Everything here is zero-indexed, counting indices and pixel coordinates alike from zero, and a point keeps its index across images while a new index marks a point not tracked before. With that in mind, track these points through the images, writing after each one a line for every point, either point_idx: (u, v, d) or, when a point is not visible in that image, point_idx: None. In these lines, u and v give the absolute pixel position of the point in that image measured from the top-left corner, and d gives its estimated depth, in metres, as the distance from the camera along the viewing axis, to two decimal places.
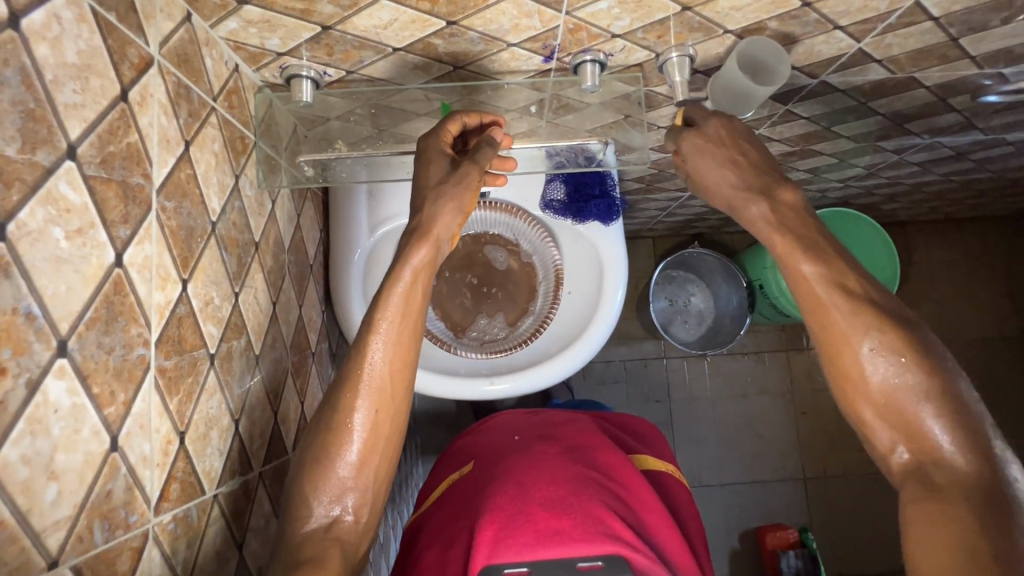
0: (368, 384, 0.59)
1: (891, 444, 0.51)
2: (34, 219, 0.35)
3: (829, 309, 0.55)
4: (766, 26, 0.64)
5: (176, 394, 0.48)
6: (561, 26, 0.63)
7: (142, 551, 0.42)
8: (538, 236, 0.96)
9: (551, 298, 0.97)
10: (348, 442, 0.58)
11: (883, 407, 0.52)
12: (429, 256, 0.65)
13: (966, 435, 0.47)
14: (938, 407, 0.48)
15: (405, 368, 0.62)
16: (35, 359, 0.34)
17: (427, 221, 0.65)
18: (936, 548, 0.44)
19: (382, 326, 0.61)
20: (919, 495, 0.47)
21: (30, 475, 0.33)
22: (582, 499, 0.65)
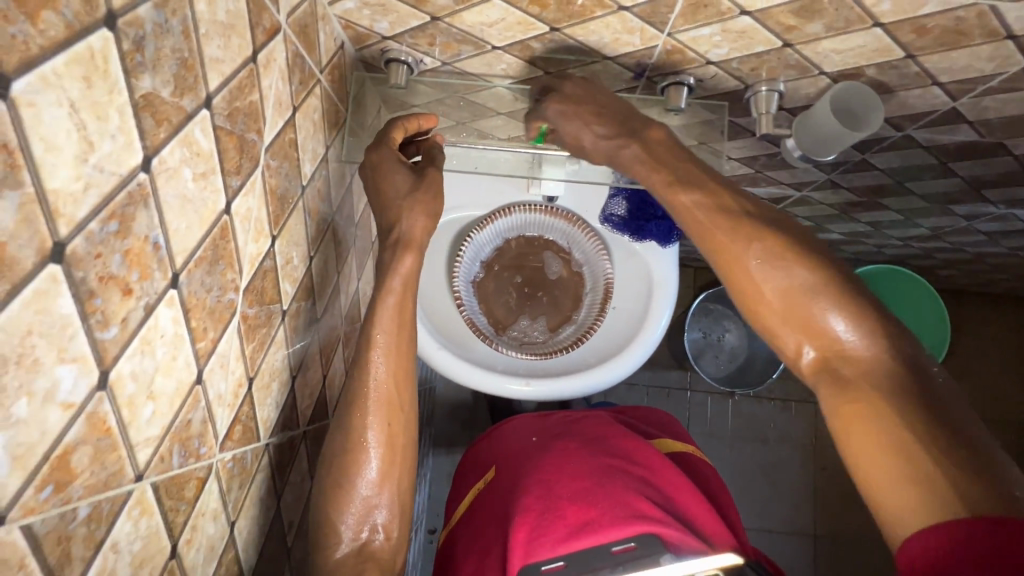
0: (376, 399, 0.61)
1: (798, 347, 0.53)
2: (172, 158, 0.37)
3: (717, 233, 0.57)
4: (864, 72, 0.64)
5: (251, 341, 0.50)
6: (660, 46, 0.64)
7: (204, 482, 0.44)
8: (593, 249, 0.96)
9: (596, 311, 0.96)
10: (366, 461, 0.60)
11: (786, 313, 0.53)
12: (416, 263, 0.66)
13: (862, 321, 0.50)
14: (832, 300, 0.51)
15: (404, 378, 0.64)
16: (154, 286, 0.36)
17: (410, 233, 0.65)
18: (870, 441, 0.47)
19: (378, 340, 0.62)
20: (839, 394, 0.49)
21: (135, 391, 0.35)
22: (608, 488, 0.66)
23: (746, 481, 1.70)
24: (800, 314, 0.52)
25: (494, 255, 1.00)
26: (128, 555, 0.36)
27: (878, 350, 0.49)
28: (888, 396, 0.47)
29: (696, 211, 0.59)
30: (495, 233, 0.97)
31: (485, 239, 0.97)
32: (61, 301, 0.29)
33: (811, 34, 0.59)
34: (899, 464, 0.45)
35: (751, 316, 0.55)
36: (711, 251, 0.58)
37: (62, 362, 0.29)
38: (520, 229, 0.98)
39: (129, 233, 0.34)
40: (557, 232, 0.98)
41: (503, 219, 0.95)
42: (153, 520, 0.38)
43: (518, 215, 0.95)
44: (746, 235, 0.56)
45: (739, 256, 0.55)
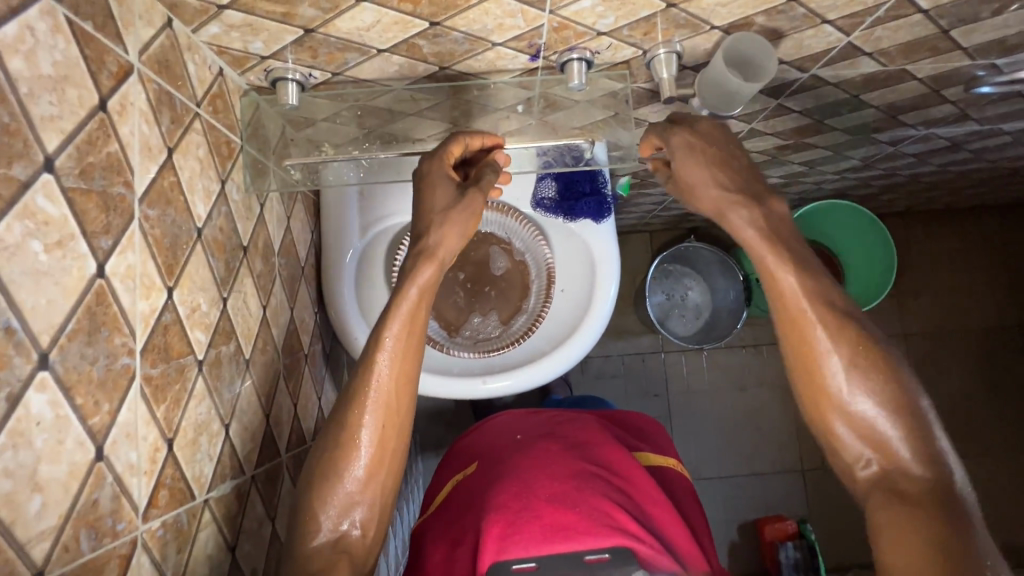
0: (376, 399, 0.60)
1: (860, 455, 0.53)
2: (11, 234, 0.35)
3: (805, 318, 0.56)
4: (753, 21, 0.63)
5: (163, 402, 0.48)
6: (546, 25, 0.62)
7: (130, 558, 0.42)
8: (530, 234, 0.95)
9: (543, 295, 0.97)
10: (355, 458, 0.58)
11: (854, 419, 0.53)
12: (433, 276, 0.65)
13: (930, 449, 0.50)
14: (904, 421, 0.51)
15: (409, 382, 0.62)
16: (16, 373, 0.34)
17: (433, 244, 0.66)
18: (908, 559, 0.46)
19: (387, 342, 0.61)
20: (887, 506, 0.49)
21: (13, 487, 0.33)
22: (586, 493, 0.66)
23: (730, 429, 1.74)
24: (865, 421, 0.53)
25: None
26: None
27: (943, 475, 0.49)
28: (945, 518, 0.46)
29: (796, 292, 0.56)
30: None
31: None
32: None
33: None
34: None
35: (814, 411, 0.56)
36: (790, 339, 0.57)
37: None
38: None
39: None
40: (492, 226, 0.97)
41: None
42: None
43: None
44: (843, 336, 0.55)
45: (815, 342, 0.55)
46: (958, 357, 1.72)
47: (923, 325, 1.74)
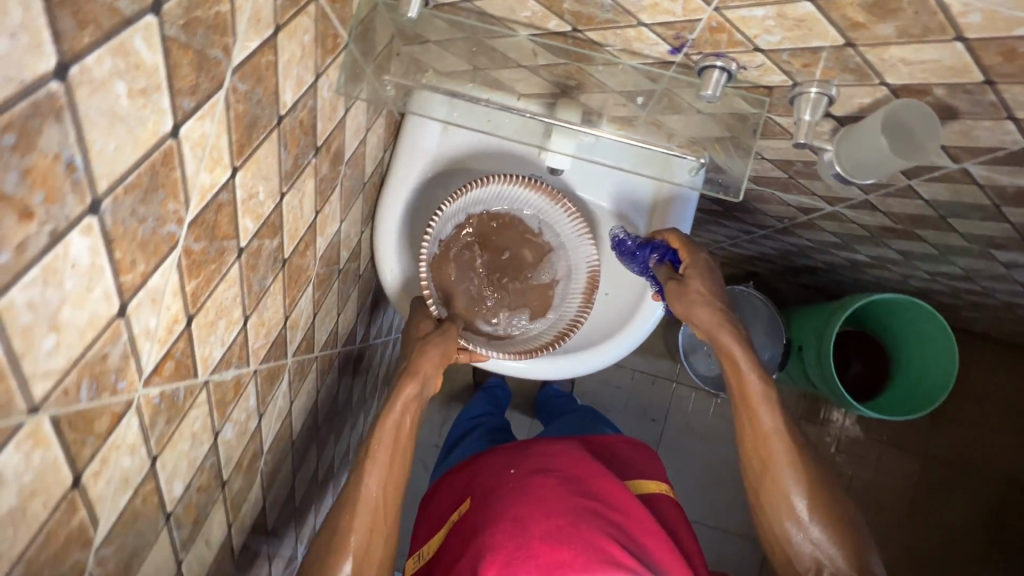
0: (376, 464, 0.71)
1: (804, 553, 0.73)
2: (99, 68, 0.33)
3: (770, 442, 0.74)
4: (931, 90, 0.55)
5: (196, 277, 0.47)
6: (703, 21, 0.56)
7: (121, 416, 0.42)
8: (576, 231, 0.89)
9: (581, 299, 0.91)
10: (358, 520, 0.68)
11: (804, 524, 0.73)
12: (415, 391, 0.75)
13: (846, 542, 0.72)
14: (832, 521, 0.73)
15: (404, 460, 0.74)
16: (65, 212, 0.33)
17: (416, 361, 0.76)
18: None
19: (385, 423, 0.73)
20: None
21: (31, 322, 0.32)
22: (581, 530, 0.71)
23: (712, 480, 1.69)
24: (812, 524, 0.73)
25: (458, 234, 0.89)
26: (16, 486, 0.34)
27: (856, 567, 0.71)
28: None
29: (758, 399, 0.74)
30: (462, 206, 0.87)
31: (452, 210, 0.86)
32: None
33: (879, 36, 0.50)
34: None
35: (768, 519, 0.75)
36: (757, 463, 0.75)
37: None
38: (488, 204, 0.89)
39: (32, 150, 0.30)
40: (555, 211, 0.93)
41: (478, 189, 0.85)
42: (50, 452, 0.36)
43: (495, 184, 0.85)
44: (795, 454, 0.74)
45: (774, 471, 0.74)
46: (973, 498, 1.60)
47: (949, 452, 1.63)
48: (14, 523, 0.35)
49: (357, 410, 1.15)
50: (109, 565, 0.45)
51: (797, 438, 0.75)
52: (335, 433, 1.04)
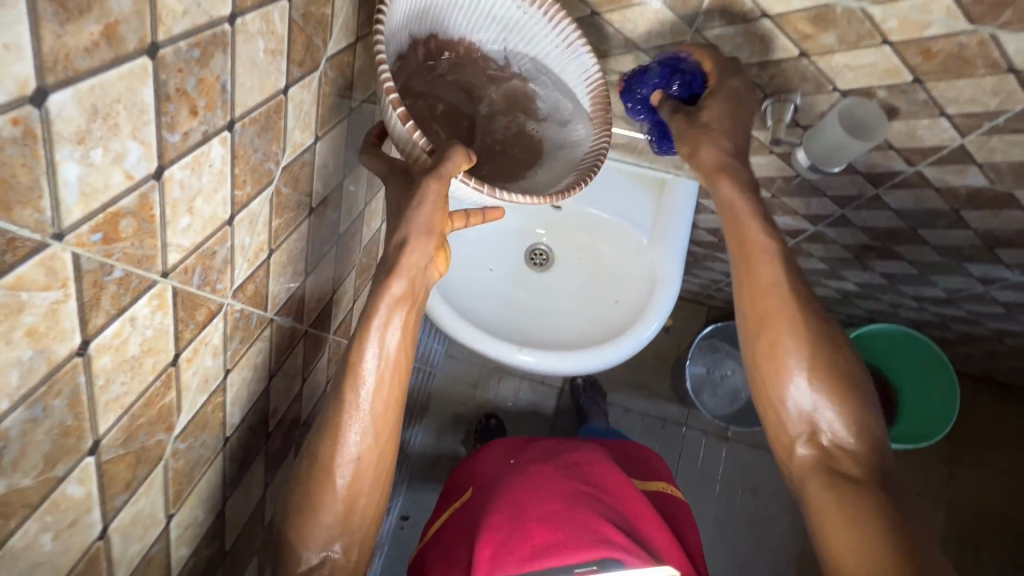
0: (384, 317, 0.59)
1: (799, 434, 0.61)
2: (252, 25, 0.45)
3: (766, 299, 0.64)
4: (876, 93, 0.69)
5: (280, 217, 0.56)
6: (687, 43, 0.70)
7: (214, 315, 0.49)
8: (560, 46, 0.66)
9: (598, 123, 0.68)
10: (364, 379, 0.59)
11: (808, 386, 0.61)
12: (406, 290, 0.60)
13: (857, 422, 0.60)
14: (842, 400, 0.60)
15: (412, 329, 0.62)
16: (214, 120, 0.43)
17: (394, 252, 0.59)
18: (842, 524, 0.55)
19: (392, 289, 0.59)
20: (830, 481, 0.58)
21: (179, 198, 0.41)
22: (575, 513, 0.73)
23: (730, 530, 1.63)
24: (819, 398, 0.61)
25: (399, 70, 0.60)
26: (141, 337, 0.41)
27: (866, 449, 0.59)
28: (873, 492, 0.56)
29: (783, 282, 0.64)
30: (407, 21, 0.59)
31: (397, 22, 0.57)
32: (145, 89, 0.36)
33: (825, 45, 0.64)
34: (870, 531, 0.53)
35: (762, 390, 0.64)
36: (752, 321, 0.64)
37: (133, 138, 0.36)
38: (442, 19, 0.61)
39: (207, 66, 0.41)
40: (568, 234, 1.06)
41: None
42: (167, 319, 0.43)
43: None
44: (800, 320, 0.63)
45: (781, 359, 0.62)
46: (1006, 554, 1.51)
47: (972, 498, 1.56)
48: (133, 370, 0.41)
49: None
50: (178, 462, 0.49)
51: (808, 305, 0.64)
52: None
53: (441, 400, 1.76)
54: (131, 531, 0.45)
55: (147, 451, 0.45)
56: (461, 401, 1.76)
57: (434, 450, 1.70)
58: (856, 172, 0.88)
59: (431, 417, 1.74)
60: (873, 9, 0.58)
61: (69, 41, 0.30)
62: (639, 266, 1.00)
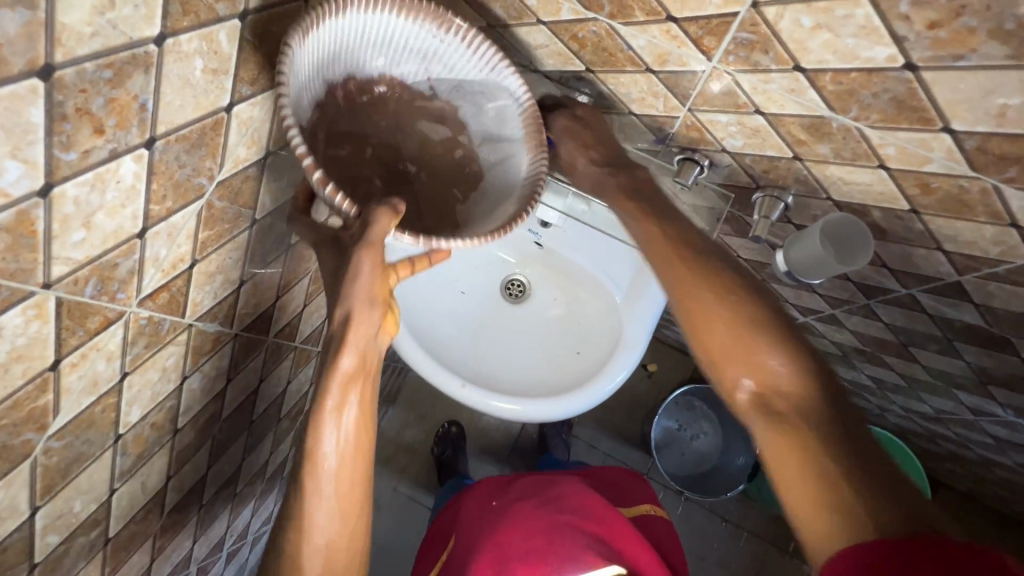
0: (333, 391, 0.53)
1: (738, 377, 0.53)
2: (187, 45, 0.43)
3: (679, 256, 0.61)
4: (870, 211, 0.64)
5: (209, 229, 0.55)
6: (681, 119, 0.66)
7: (112, 323, 0.49)
8: (485, 70, 0.63)
9: (532, 149, 0.66)
10: (320, 459, 0.52)
11: (734, 333, 0.54)
12: (358, 365, 0.54)
13: (795, 353, 0.51)
14: (771, 334, 0.53)
15: (370, 396, 0.56)
16: (127, 139, 0.42)
17: (341, 327, 0.53)
18: (785, 466, 0.47)
19: (342, 364, 0.53)
20: (768, 423, 0.49)
21: (72, 214, 0.41)
22: (559, 547, 0.71)
23: None
24: (742, 336, 0.54)
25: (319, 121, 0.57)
26: (8, 345, 0.40)
27: (807, 379, 0.50)
28: (816, 422, 0.47)
29: (704, 263, 0.59)
30: (322, 69, 0.55)
31: (307, 74, 0.53)
32: (33, 110, 0.35)
33: (819, 154, 0.59)
34: (814, 472, 0.45)
35: (703, 353, 0.56)
36: (671, 281, 0.60)
37: (13, 158, 0.35)
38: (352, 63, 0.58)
39: (120, 86, 0.40)
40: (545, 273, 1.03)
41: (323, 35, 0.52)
42: (45, 327, 0.43)
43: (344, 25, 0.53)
44: (710, 272, 0.59)
45: (709, 319, 0.56)
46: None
47: None
48: None
49: None
50: (51, 459, 0.50)
51: (711, 259, 0.60)
52: (294, 434, 1.06)
53: (409, 397, 1.76)
54: None
55: (9, 450, 0.45)
56: (429, 403, 1.75)
57: (391, 445, 1.71)
58: (846, 278, 0.82)
59: (396, 411, 1.74)
60: (869, 131, 0.52)
61: None
62: (608, 323, 0.97)
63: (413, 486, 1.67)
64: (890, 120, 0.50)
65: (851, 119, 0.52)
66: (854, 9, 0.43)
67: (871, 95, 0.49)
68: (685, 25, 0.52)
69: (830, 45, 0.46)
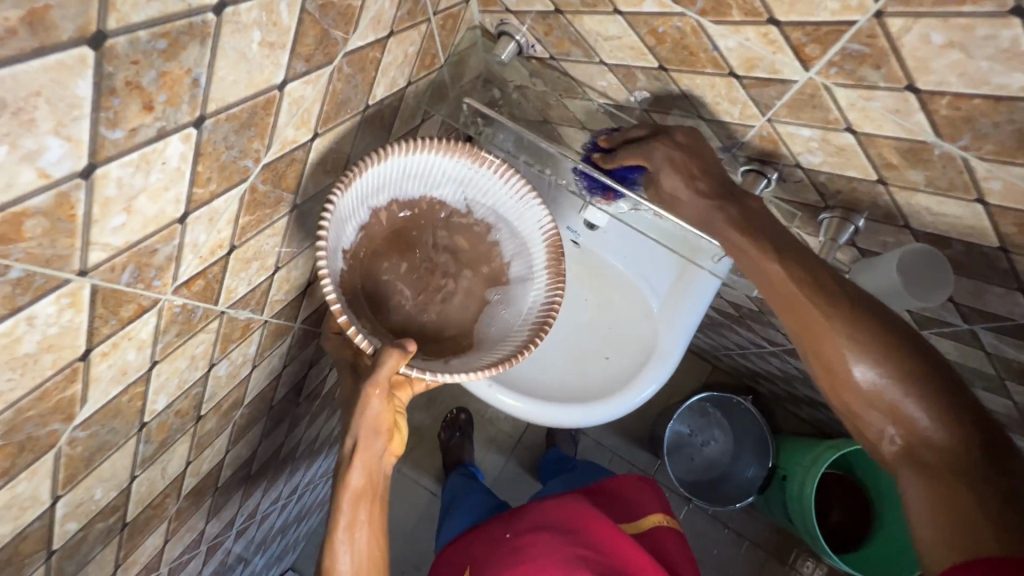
0: (348, 504, 0.56)
1: (881, 429, 0.54)
2: (247, 15, 0.39)
3: (807, 297, 0.57)
4: (951, 243, 0.59)
5: (250, 214, 0.52)
6: (756, 128, 0.61)
7: (146, 311, 0.46)
8: (514, 199, 0.67)
9: (551, 277, 0.68)
10: (338, 564, 0.57)
11: (875, 392, 0.53)
12: (365, 483, 0.57)
13: (942, 408, 0.51)
14: (910, 385, 0.52)
15: (379, 501, 0.59)
16: (176, 116, 0.38)
17: (346, 458, 0.56)
18: (945, 535, 0.49)
19: (351, 482, 0.56)
20: (925, 487, 0.51)
21: (114, 197, 0.37)
22: None
23: None
24: (883, 392, 0.53)
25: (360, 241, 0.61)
26: (40, 335, 0.37)
27: (957, 437, 0.50)
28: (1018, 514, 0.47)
29: (811, 287, 0.57)
30: (366, 196, 0.60)
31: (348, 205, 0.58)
32: (80, 82, 0.31)
33: (909, 180, 0.54)
34: (990, 550, 0.46)
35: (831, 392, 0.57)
36: (791, 316, 0.58)
37: (55, 134, 0.31)
38: (396, 186, 0.63)
39: (174, 58, 0.35)
40: (577, 270, 0.97)
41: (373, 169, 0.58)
42: (79, 316, 0.39)
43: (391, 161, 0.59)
44: (853, 318, 0.55)
45: (835, 356, 0.55)
46: None
47: None
48: (24, 366, 0.37)
49: (332, 403, 1.14)
50: (76, 448, 0.47)
51: (813, 276, 0.57)
52: (309, 416, 1.03)
53: None
54: (3, 513, 0.43)
55: (35, 441, 0.42)
56: (438, 388, 1.73)
57: None
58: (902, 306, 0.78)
59: None
60: (977, 163, 0.48)
61: None
62: (641, 330, 0.93)
63: (417, 470, 1.66)
64: (1005, 153, 0.46)
65: (958, 148, 0.48)
66: (1000, 29, 0.38)
67: (991, 124, 0.44)
68: (789, 29, 0.48)
69: (958, 65, 0.42)
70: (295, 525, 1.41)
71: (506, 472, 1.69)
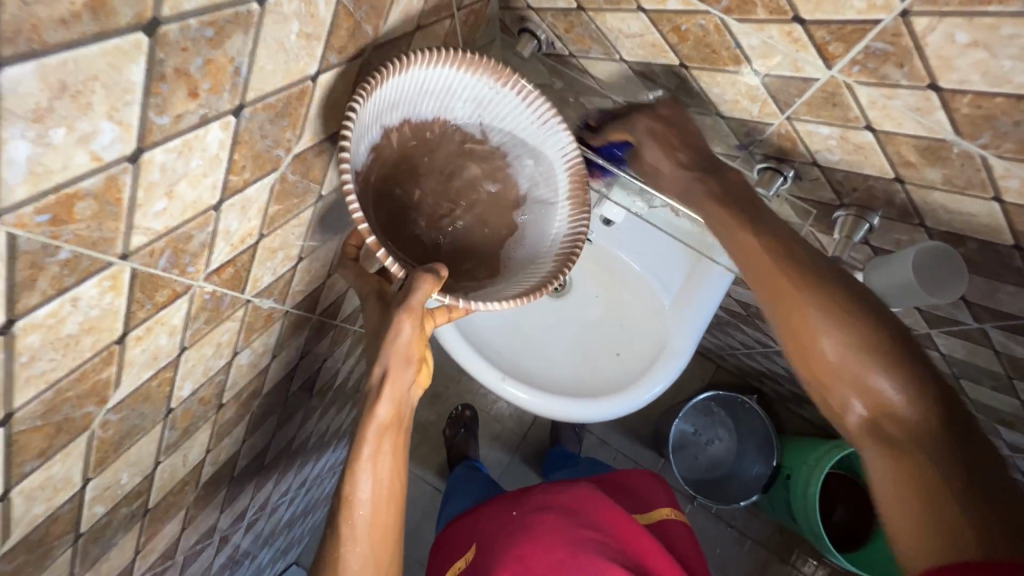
0: (369, 445, 0.53)
1: (847, 402, 0.54)
2: (288, 6, 0.40)
3: (780, 270, 0.58)
4: (966, 241, 0.60)
5: (279, 204, 0.52)
6: (774, 126, 0.62)
7: (179, 296, 0.46)
8: (537, 124, 0.63)
9: (576, 212, 0.66)
10: (357, 507, 0.54)
11: (841, 361, 0.54)
12: (392, 417, 0.54)
13: (913, 380, 0.51)
14: (879, 356, 0.52)
15: (400, 442, 0.56)
16: (218, 104, 0.39)
17: (374, 393, 0.52)
18: (897, 490, 0.49)
19: (377, 418, 0.53)
20: (885, 452, 0.50)
21: (157, 182, 0.38)
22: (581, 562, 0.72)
23: None
24: (854, 364, 0.53)
25: (373, 165, 0.56)
26: (82, 316, 0.38)
27: (927, 409, 0.50)
28: (973, 474, 0.47)
29: (784, 259, 0.58)
30: (383, 111, 0.54)
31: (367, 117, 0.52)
32: (134, 68, 0.32)
33: (927, 178, 0.55)
34: (947, 510, 0.46)
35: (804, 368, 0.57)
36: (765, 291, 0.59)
37: (109, 119, 0.32)
38: (412, 103, 0.57)
39: (220, 46, 0.36)
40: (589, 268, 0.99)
41: (395, 77, 0.52)
42: (118, 299, 0.40)
43: (414, 70, 0.53)
44: (829, 292, 0.56)
45: (810, 330, 0.55)
46: None
47: None
48: (66, 347, 0.38)
49: (342, 396, 1.15)
50: (108, 432, 0.48)
51: (798, 254, 0.58)
52: (321, 408, 1.04)
53: None
54: (38, 494, 0.44)
55: (70, 422, 0.43)
56: (443, 385, 1.73)
57: None
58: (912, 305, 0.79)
59: None
60: (995, 161, 0.49)
61: (40, 10, 0.26)
62: (652, 329, 0.94)
63: (422, 466, 1.67)
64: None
65: (977, 146, 0.49)
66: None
67: (1011, 123, 0.45)
68: (813, 28, 0.49)
69: (981, 65, 0.43)
70: (301, 519, 1.42)
71: (510, 469, 1.69)
